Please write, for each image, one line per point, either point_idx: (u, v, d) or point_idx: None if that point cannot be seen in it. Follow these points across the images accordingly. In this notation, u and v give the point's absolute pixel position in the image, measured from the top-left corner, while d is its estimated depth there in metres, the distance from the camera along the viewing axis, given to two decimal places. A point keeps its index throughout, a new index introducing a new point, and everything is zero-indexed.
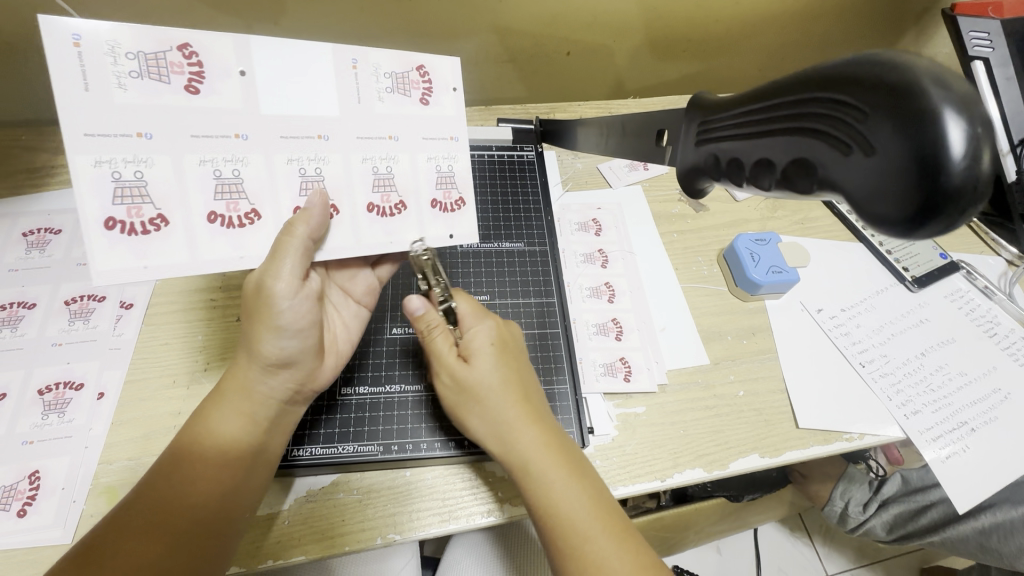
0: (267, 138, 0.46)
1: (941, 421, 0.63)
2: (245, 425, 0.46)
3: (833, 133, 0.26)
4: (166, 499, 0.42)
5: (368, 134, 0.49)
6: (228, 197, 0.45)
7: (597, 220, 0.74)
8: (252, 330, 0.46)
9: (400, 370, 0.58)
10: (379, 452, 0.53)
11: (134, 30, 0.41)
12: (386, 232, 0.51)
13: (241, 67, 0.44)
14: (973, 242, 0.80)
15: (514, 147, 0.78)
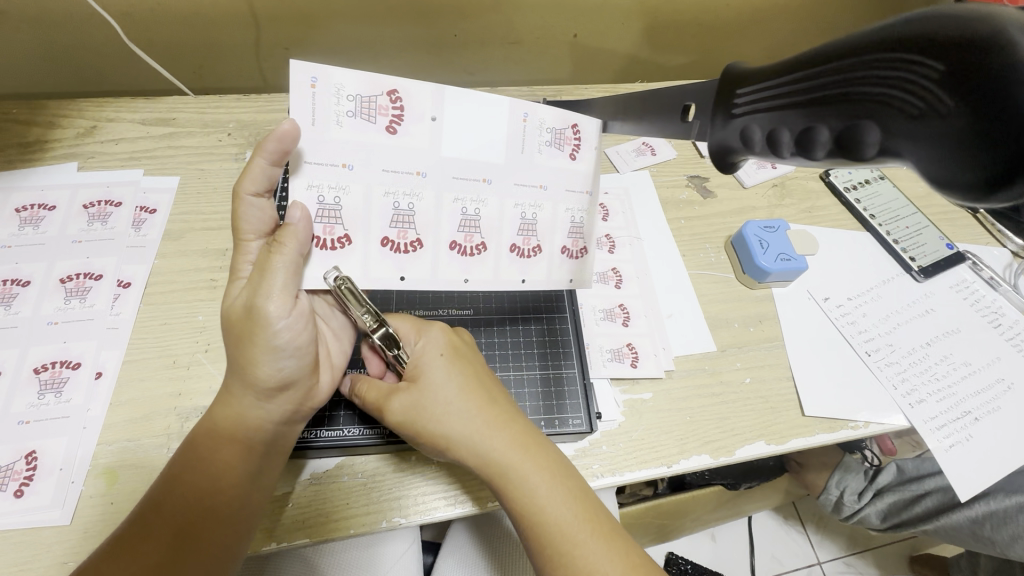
0: (442, 178, 0.47)
1: (945, 410, 0.63)
2: (238, 440, 0.44)
3: (902, 97, 0.26)
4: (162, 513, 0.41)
5: (521, 183, 0.50)
6: (401, 225, 0.48)
7: (605, 205, 0.73)
8: (241, 350, 0.44)
9: None
10: (384, 435, 0.52)
11: (358, 75, 0.43)
12: (520, 272, 0.52)
13: (433, 113, 0.46)
14: (978, 232, 0.79)
15: None
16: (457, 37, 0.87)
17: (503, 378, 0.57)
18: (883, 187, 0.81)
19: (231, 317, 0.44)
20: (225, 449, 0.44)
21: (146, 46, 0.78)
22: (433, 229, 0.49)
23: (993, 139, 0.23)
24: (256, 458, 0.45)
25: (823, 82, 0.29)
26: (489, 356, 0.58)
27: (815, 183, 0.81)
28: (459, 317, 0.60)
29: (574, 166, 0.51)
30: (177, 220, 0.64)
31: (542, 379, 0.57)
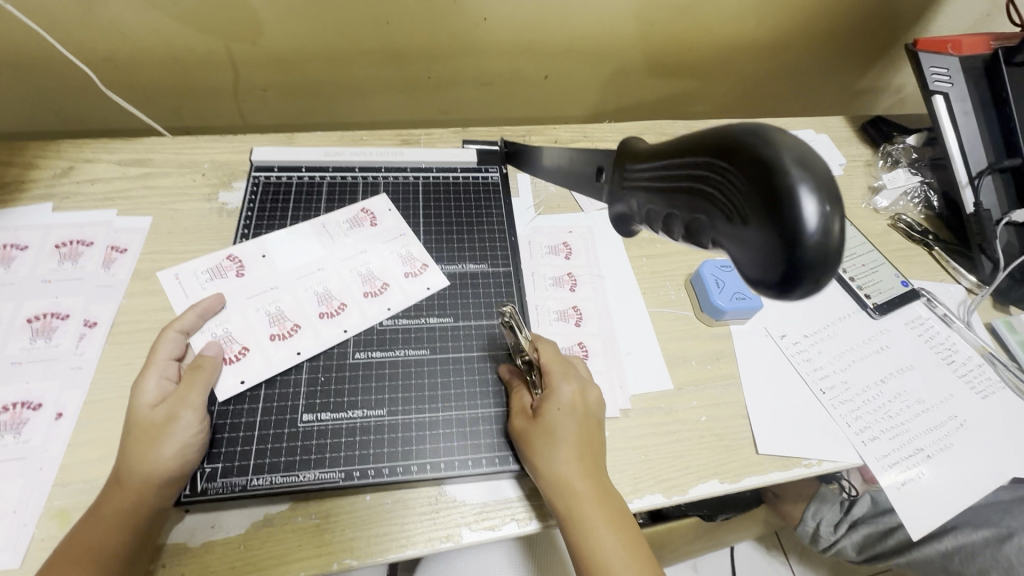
0: (334, 263, 0.65)
1: (898, 447, 0.64)
2: (113, 530, 0.45)
3: (723, 199, 0.32)
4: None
5: (347, 255, 0.66)
6: (328, 303, 0.62)
7: (568, 244, 0.75)
8: (138, 444, 0.48)
9: (363, 395, 0.57)
10: (340, 478, 0.52)
11: (199, 260, 0.64)
12: (423, 283, 0.66)
13: (261, 252, 0.65)
14: (933, 269, 0.82)
15: (479, 169, 0.77)
16: (431, 79, 0.90)
17: (458, 417, 0.57)
18: None
19: (136, 421, 0.49)
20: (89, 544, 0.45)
21: (127, 88, 0.81)
22: (347, 292, 0.64)
23: (780, 252, 0.29)
24: (130, 546, 0.46)
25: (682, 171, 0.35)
26: (444, 395, 0.59)
27: None
28: (417, 357, 0.61)
29: (377, 228, 0.69)
30: (147, 260, 0.65)
31: (498, 418, 0.58)
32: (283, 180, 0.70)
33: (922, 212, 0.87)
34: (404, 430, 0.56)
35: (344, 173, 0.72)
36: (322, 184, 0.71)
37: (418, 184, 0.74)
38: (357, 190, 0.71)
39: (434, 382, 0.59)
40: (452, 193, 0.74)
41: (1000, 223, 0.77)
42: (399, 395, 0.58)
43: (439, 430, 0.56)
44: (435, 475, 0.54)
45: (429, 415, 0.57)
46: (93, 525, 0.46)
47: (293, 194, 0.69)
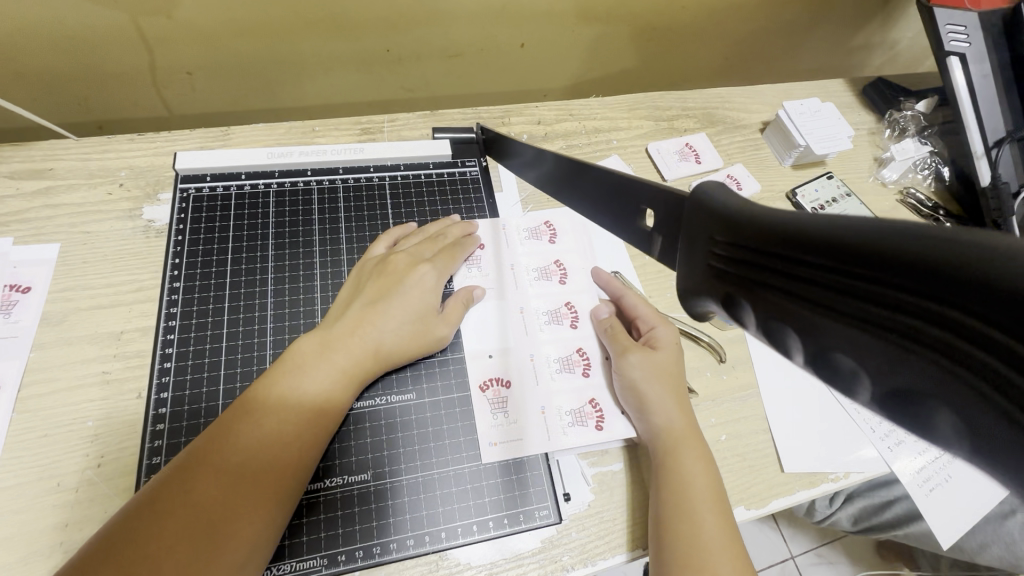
0: (520, 295, 0.59)
1: (924, 449, 0.61)
2: (339, 393, 0.45)
3: (996, 380, 0.13)
4: (216, 472, 0.38)
5: (531, 276, 0.60)
6: (572, 366, 0.56)
7: (551, 223, 0.64)
8: (372, 310, 0.49)
9: (339, 458, 0.46)
10: (321, 567, 0.43)
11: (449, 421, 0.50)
12: (569, 236, 0.64)
13: (489, 351, 0.55)
14: None
15: (455, 162, 0.64)
16: (389, 53, 0.77)
17: (456, 472, 0.48)
18: (850, 205, 0.77)
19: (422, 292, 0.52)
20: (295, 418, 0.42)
21: (15, 77, 0.66)
22: (555, 286, 0.60)
23: None
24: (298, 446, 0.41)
25: (804, 291, 0.17)
26: (438, 448, 0.49)
27: (780, 204, 0.77)
28: (400, 403, 0.50)
29: (485, 248, 0.60)
30: (57, 300, 0.53)
31: (503, 468, 0.49)
32: (217, 192, 0.56)
33: (931, 185, 0.82)
34: (394, 497, 0.46)
35: (293, 179, 0.59)
36: (267, 194, 0.57)
37: (384, 186, 0.60)
38: (310, 200, 0.58)
39: (425, 433, 0.49)
40: (425, 195, 0.61)
41: (1016, 196, 0.72)
42: (384, 453, 0.47)
43: (437, 492, 0.47)
44: (437, 547, 0.45)
45: (423, 474, 0.47)
46: (311, 382, 0.44)
47: (232, 209, 0.56)
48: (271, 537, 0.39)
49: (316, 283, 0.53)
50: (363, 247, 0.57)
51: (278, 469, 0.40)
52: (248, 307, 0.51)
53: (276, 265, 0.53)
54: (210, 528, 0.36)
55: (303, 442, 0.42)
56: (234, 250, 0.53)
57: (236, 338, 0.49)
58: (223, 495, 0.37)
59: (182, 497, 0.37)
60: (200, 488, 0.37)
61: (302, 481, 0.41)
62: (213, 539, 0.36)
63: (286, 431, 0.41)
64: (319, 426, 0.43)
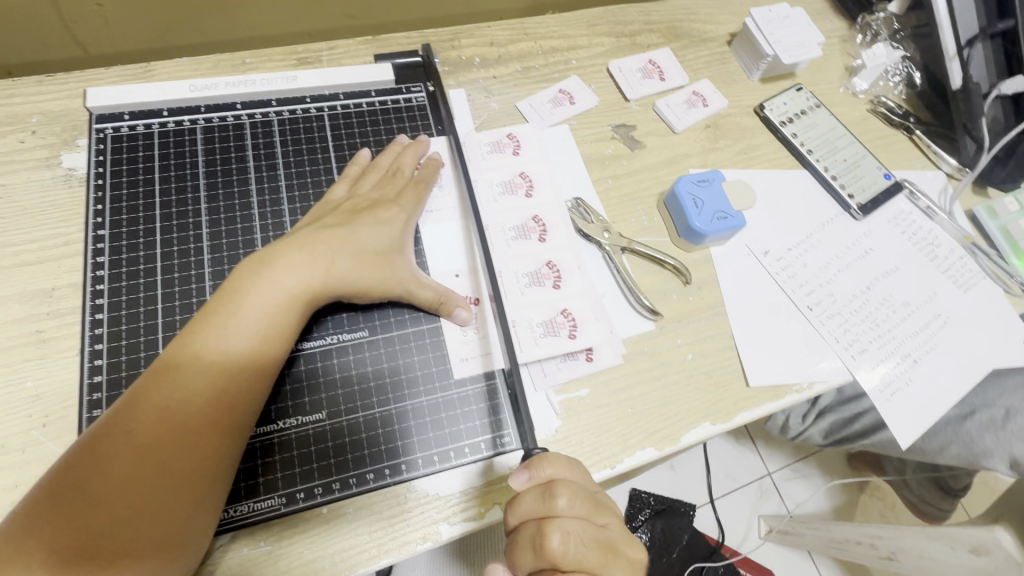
0: (489, 212, 0.58)
1: (886, 356, 0.62)
2: (285, 325, 0.40)
3: None
4: (153, 421, 0.35)
5: (497, 195, 0.59)
6: (541, 279, 0.56)
7: (513, 136, 0.63)
8: (325, 235, 0.44)
9: (290, 399, 0.45)
10: (280, 506, 0.42)
11: (417, 348, 0.48)
12: (533, 152, 0.63)
13: (456, 269, 0.52)
14: (914, 155, 0.75)
15: (399, 88, 0.59)
16: None
17: (413, 407, 0.47)
18: (820, 117, 0.74)
19: (386, 219, 0.48)
20: (237, 352, 0.38)
21: None
22: (521, 202, 0.60)
23: None
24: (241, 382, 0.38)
25: None
26: (394, 384, 0.47)
27: (749, 119, 0.73)
28: (352, 340, 0.47)
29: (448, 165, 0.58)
30: None
31: (462, 400, 0.48)
32: (138, 130, 0.51)
33: (901, 92, 0.80)
34: (351, 436, 0.45)
35: (222, 113, 0.54)
36: (194, 129, 0.53)
37: (323, 118, 0.56)
38: (242, 135, 0.53)
39: (379, 369, 0.47)
40: (368, 125, 0.57)
41: (988, 96, 0.70)
42: (339, 393, 0.46)
43: (396, 427, 0.46)
44: (398, 479, 0.45)
45: (380, 410, 0.46)
46: (252, 311, 0.39)
47: (156, 148, 0.51)
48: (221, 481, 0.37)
49: (255, 224, 0.50)
50: (304, 183, 0.53)
51: (221, 411, 0.37)
52: (182, 253, 0.48)
53: (210, 207, 0.50)
54: (156, 479, 0.34)
55: (249, 378, 0.38)
56: (162, 193, 0.50)
57: (172, 285, 0.47)
58: (162, 434, 0.35)
59: (120, 447, 0.34)
60: (139, 438, 0.35)
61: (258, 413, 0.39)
62: (165, 488, 0.35)
63: (226, 369, 0.38)
64: (265, 358, 0.39)
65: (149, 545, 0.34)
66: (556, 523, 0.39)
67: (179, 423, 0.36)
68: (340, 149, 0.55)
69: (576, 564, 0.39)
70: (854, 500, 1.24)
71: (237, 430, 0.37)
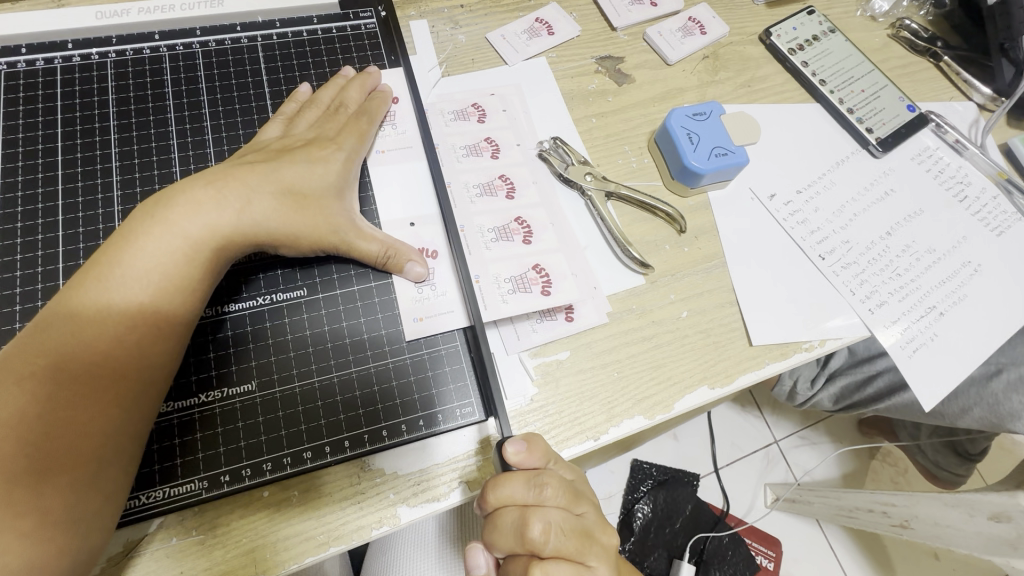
0: (452, 167, 0.52)
1: (907, 309, 0.55)
2: (189, 276, 0.35)
3: None
4: (21, 387, 0.30)
5: (462, 147, 0.52)
6: (509, 234, 0.50)
7: (480, 104, 0.55)
8: (240, 171, 0.38)
9: (216, 368, 0.39)
10: (204, 490, 0.37)
11: (365, 309, 0.42)
12: (501, 109, 0.55)
13: (410, 218, 0.46)
14: (941, 84, 0.66)
15: (346, 15, 0.51)
16: None
17: (360, 375, 0.41)
18: (834, 43, 0.65)
19: (318, 155, 0.42)
20: (126, 309, 0.33)
21: None
22: (490, 161, 0.53)
23: None
24: (135, 342, 0.33)
25: None
26: (335, 349, 0.41)
27: (754, 48, 0.65)
28: (288, 300, 0.41)
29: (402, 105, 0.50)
30: None
31: (416, 366, 0.42)
32: (37, 67, 0.44)
33: (927, 14, 0.70)
34: (286, 408, 0.39)
35: (137, 44, 0.46)
36: (103, 64, 0.45)
37: (257, 49, 0.48)
38: (160, 68, 0.46)
39: (319, 333, 0.41)
40: (310, 57, 0.49)
41: None
42: (271, 360, 0.40)
43: (337, 398, 0.40)
44: (340, 458, 0.39)
45: (321, 379, 0.40)
46: (144, 259, 0.34)
47: (58, 86, 0.44)
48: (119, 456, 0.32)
49: (176, 170, 0.43)
50: (233, 124, 0.46)
51: (112, 373, 0.32)
52: (89, 204, 0.41)
53: (122, 152, 0.43)
54: (26, 453, 0.29)
55: (143, 338, 0.33)
56: (65, 136, 0.43)
57: (76, 240, 0.40)
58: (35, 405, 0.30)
59: None
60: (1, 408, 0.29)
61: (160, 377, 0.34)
62: (38, 462, 0.29)
63: (113, 327, 0.32)
64: (162, 315, 0.34)
65: (22, 530, 0.28)
66: (538, 511, 0.34)
67: (57, 392, 0.31)
68: (277, 84, 0.48)
69: (551, 554, 0.33)
70: (865, 467, 1.19)
71: (134, 397, 0.32)
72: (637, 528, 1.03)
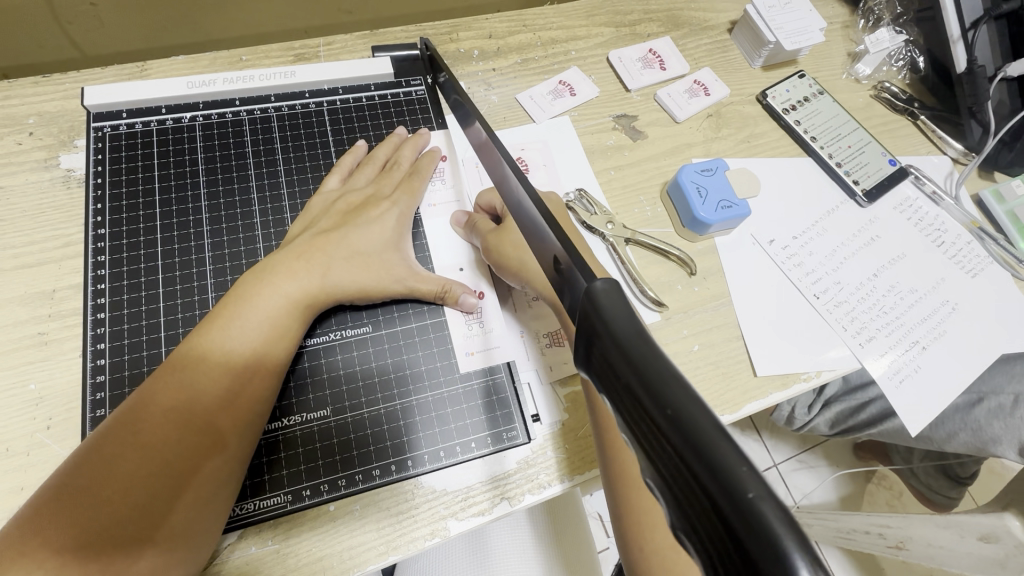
0: None
1: (895, 343, 0.61)
2: (285, 331, 0.42)
3: (650, 414, 0.18)
4: (163, 417, 0.36)
5: None
6: None
7: (523, 160, 0.63)
8: (321, 241, 0.46)
9: (295, 396, 0.45)
10: (286, 503, 0.42)
11: (421, 345, 0.48)
12: (541, 164, 0.63)
13: (458, 264, 0.52)
14: (918, 141, 0.74)
15: (399, 82, 0.59)
16: None
17: (418, 402, 0.47)
18: (823, 104, 0.73)
19: (379, 219, 0.49)
20: (242, 354, 0.40)
21: None
22: None
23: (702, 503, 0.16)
24: (247, 386, 0.39)
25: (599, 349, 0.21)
26: (397, 379, 0.47)
27: (751, 107, 0.73)
28: (356, 336, 0.48)
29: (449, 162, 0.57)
30: None
31: (467, 394, 0.48)
32: (136, 129, 0.51)
33: (905, 77, 0.79)
34: (356, 431, 0.45)
35: (220, 109, 0.53)
36: (192, 126, 0.52)
37: (322, 113, 0.56)
38: (241, 131, 0.53)
39: (382, 364, 0.47)
40: (368, 119, 0.56)
41: (993, 79, 0.70)
42: (343, 389, 0.46)
43: (399, 423, 0.46)
44: (402, 476, 0.44)
45: (385, 405, 0.46)
46: (257, 314, 0.41)
47: (154, 147, 0.51)
48: (230, 480, 0.38)
49: (257, 220, 0.50)
50: (304, 179, 0.53)
51: (231, 410, 0.38)
52: (183, 251, 0.48)
53: (210, 205, 0.50)
54: (165, 475, 0.35)
55: (254, 379, 0.40)
56: (161, 191, 0.50)
57: (174, 283, 0.47)
58: (172, 434, 0.36)
59: (129, 447, 0.35)
60: (148, 435, 0.36)
61: (264, 414, 0.40)
62: (173, 481, 0.35)
63: (233, 371, 0.39)
64: (268, 362, 0.41)
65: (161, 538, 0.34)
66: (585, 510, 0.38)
67: (188, 424, 0.37)
68: (341, 144, 0.55)
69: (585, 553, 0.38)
70: (860, 490, 1.24)
71: (246, 431, 0.39)
72: None
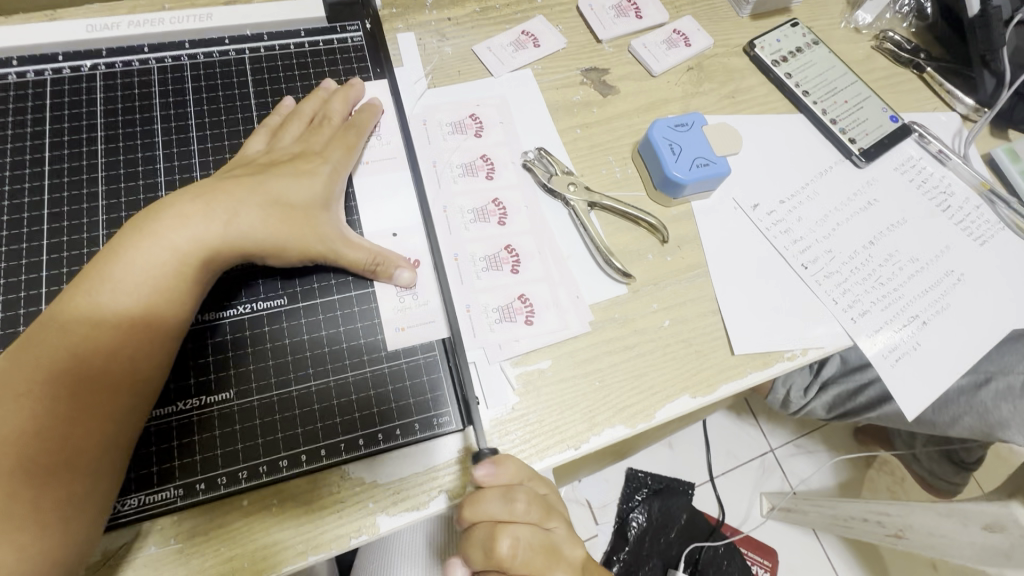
0: (444, 187, 0.52)
1: (890, 317, 0.55)
2: (178, 290, 0.36)
3: None
4: (21, 396, 0.31)
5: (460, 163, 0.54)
6: (499, 264, 0.50)
7: (477, 117, 0.56)
8: (228, 185, 0.39)
9: (194, 378, 0.39)
10: (178, 498, 0.37)
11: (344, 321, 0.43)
12: (497, 121, 0.57)
13: (392, 229, 0.46)
14: (924, 96, 0.67)
15: (333, 27, 0.52)
16: None
17: (337, 384, 0.41)
18: (817, 54, 0.66)
19: (304, 168, 0.43)
20: (123, 318, 0.34)
21: None
22: (482, 181, 0.53)
23: None
24: (126, 355, 0.34)
25: None
26: (314, 358, 0.41)
27: (738, 59, 0.65)
28: (269, 310, 0.42)
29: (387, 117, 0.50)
30: None
31: (394, 376, 0.42)
32: (27, 78, 0.45)
33: (911, 25, 0.72)
34: (264, 417, 0.39)
35: (125, 57, 0.47)
36: (92, 76, 0.46)
37: (243, 61, 0.49)
38: (148, 81, 0.47)
39: (297, 341, 0.41)
40: (296, 70, 0.50)
41: (1010, 22, 0.64)
42: (250, 369, 0.40)
43: (315, 407, 0.40)
44: (316, 467, 0.39)
45: (298, 388, 0.40)
46: (143, 272, 0.35)
47: (47, 98, 0.45)
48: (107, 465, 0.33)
49: (161, 180, 0.44)
50: (218, 135, 0.47)
51: (103, 385, 0.33)
52: (74, 214, 0.42)
53: (108, 163, 0.44)
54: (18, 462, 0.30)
55: (135, 347, 0.34)
56: (52, 147, 0.44)
57: (61, 251, 0.41)
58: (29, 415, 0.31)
59: None
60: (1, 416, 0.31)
61: (150, 388, 0.35)
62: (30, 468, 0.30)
63: (107, 337, 0.34)
64: (153, 323, 0.35)
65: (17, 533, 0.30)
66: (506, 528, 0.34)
67: (50, 402, 0.32)
68: (264, 96, 0.49)
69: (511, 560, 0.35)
70: (860, 476, 1.18)
71: (125, 409, 0.34)
72: (632, 536, 1.02)
